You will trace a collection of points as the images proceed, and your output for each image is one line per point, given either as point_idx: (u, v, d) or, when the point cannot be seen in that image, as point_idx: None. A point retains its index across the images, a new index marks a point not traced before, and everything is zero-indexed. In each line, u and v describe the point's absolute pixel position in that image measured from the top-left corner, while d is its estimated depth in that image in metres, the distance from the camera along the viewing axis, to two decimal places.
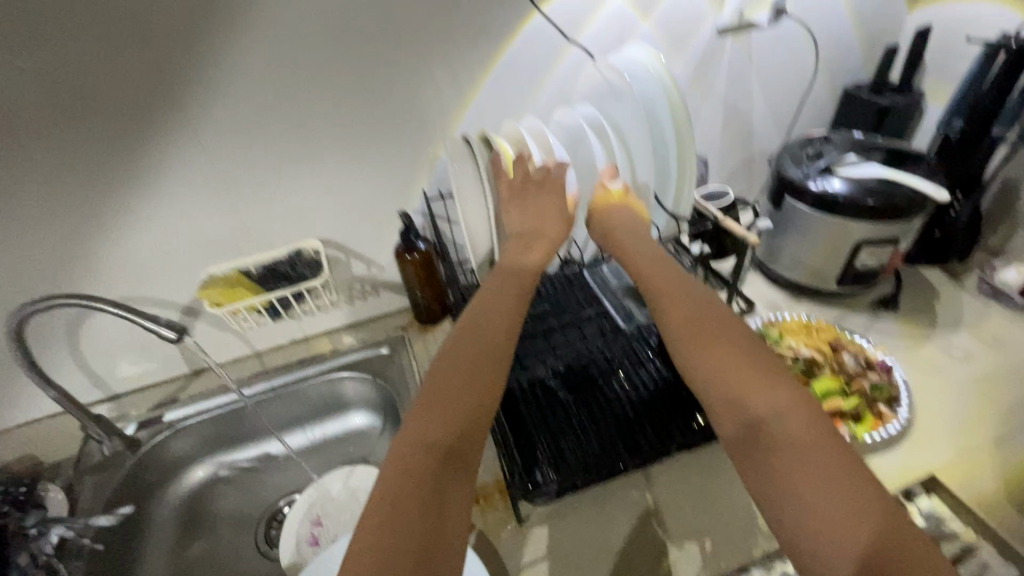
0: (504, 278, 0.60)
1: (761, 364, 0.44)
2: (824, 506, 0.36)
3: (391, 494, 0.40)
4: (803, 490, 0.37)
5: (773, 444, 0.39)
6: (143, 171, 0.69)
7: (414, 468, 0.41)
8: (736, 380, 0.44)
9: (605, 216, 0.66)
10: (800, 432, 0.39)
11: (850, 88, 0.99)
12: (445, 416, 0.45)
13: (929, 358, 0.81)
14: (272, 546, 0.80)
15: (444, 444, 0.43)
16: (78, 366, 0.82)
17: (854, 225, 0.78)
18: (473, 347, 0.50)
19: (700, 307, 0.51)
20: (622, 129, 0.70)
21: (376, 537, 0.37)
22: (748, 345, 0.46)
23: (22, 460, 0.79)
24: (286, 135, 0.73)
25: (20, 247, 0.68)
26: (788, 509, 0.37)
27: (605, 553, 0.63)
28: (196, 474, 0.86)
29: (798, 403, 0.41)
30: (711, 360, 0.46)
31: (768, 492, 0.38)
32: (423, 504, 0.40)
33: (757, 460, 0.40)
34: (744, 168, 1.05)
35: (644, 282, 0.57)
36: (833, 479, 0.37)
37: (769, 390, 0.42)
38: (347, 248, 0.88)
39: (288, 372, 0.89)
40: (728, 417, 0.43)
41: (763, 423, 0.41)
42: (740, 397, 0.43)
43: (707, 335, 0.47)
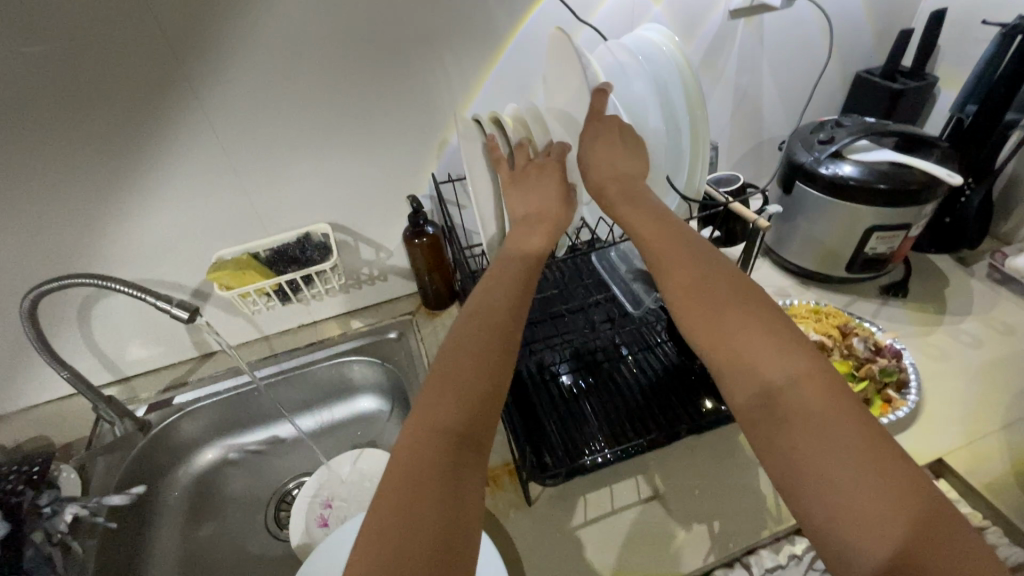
0: (505, 261, 0.60)
1: (774, 332, 0.44)
2: (843, 476, 0.36)
3: (405, 476, 0.40)
4: (822, 461, 0.37)
5: (789, 415, 0.40)
6: (154, 153, 0.68)
7: (427, 451, 0.42)
8: (749, 352, 0.44)
9: (599, 166, 0.62)
10: (816, 401, 0.40)
11: (861, 73, 0.98)
12: (455, 398, 0.45)
13: (939, 344, 0.81)
14: (282, 527, 0.81)
15: (456, 427, 0.44)
16: (88, 348, 0.82)
17: (866, 209, 0.78)
18: (480, 328, 0.50)
19: (710, 277, 0.50)
20: (633, 109, 0.69)
21: (393, 519, 0.38)
22: (760, 312, 0.46)
23: (34, 440, 0.80)
24: (297, 118, 0.73)
25: (32, 228, 0.68)
26: (806, 480, 0.38)
27: (615, 533, 0.63)
28: (206, 457, 0.87)
29: (813, 372, 0.41)
30: (722, 332, 0.46)
31: (784, 464, 0.39)
32: (437, 486, 0.40)
33: (773, 431, 0.40)
34: (753, 154, 1.05)
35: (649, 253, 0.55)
36: (853, 447, 0.37)
37: (783, 360, 0.43)
38: (356, 232, 0.88)
39: (298, 356, 0.90)
40: (743, 389, 0.43)
41: (778, 394, 0.41)
42: (758, 375, 0.43)
43: (716, 306, 0.47)
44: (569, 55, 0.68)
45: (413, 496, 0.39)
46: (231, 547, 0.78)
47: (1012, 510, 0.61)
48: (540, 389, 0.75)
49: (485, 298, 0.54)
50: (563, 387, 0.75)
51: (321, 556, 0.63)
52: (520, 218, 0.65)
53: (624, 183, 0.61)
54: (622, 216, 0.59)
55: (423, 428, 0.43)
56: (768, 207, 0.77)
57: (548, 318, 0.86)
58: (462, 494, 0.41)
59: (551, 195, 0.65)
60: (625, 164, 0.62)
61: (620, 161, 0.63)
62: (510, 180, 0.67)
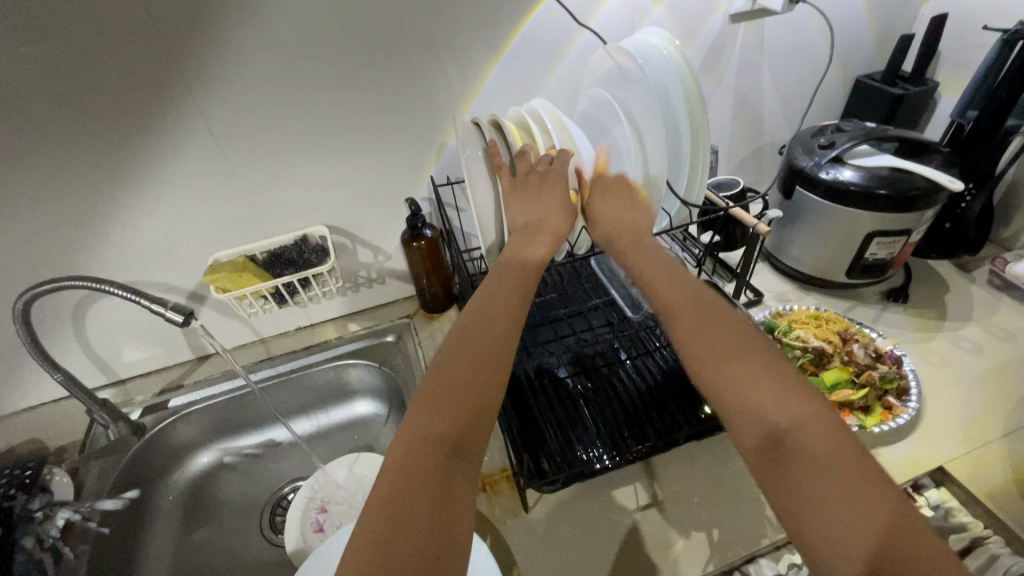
0: (506, 271, 0.59)
1: (779, 375, 0.44)
2: (850, 520, 0.35)
3: (396, 489, 0.39)
4: (829, 504, 0.37)
5: (796, 457, 0.40)
6: (150, 154, 0.68)
7: (420, 460, 0.41)
8: (754, 392, 0.44)
9: (603, 217, 0.65)
10: (823, 445, 0.39)
11: (862, 78, 0.98)
12: (452, 409, 0.44)
13: (939, 350, 0.80)
14: (277, 532, 0.80)
15: (449, 439, 0.43)
16: (82, 351, 0.81)
17: (867, 214, 0.77)
18: (480, 342, 0.50)
19: (714, 316, 0.51)
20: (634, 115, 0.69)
21: (384, 530, 0.37)
22: (765, 355, 0.46)
23: (28, 443, 0.79)
24: (295, 120, 0.72)
25: (24, 229, 0.67)
26: (813, 525, 0.37)
27: (614, 541, 0.62)
28: (201, 461, 0.86)
29: (818, 416, 0.41)
30: (728, 372, 0.46)
31: (792, 506, 0.38)
32: (428, 497, 0.39)
33: (779, 472, 0.40)
34: (753, 158, 1.04)
35: (654, 291, 0.56)
36: (860, 492, 0.36)
37: (789, 402, 0.42)
38: (353, 235, 0.87)
39: (295, 359, 0.90)
40: (749, 429, 0.43)
41: (784, 435, 0.41)
42: (759, 409, 0.43)
43: (720, 343, 0.48)
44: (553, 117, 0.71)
45: (403, 506, 0.38)
46: (226, 553, 0.77)
47: (1015, 519, 0.60)
48: (538, 394, 0.75)
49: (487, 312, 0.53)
50: (561, 391, 0.75)
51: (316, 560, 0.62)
52: (519, 226, 0.63)
53: (630, 228, 0.64)
54: (628, 259, 0.61)
55: (416, 437, 0.43)
56: (769, 212, 0.77)
57: (547, 322, 0.86)
58: (454, 507, 0.40)
59: (553, 204, 0.64)
60: (630, 217, 0.65)
61: (622, 215, 0.65)
62: (511, 186, 0.65)
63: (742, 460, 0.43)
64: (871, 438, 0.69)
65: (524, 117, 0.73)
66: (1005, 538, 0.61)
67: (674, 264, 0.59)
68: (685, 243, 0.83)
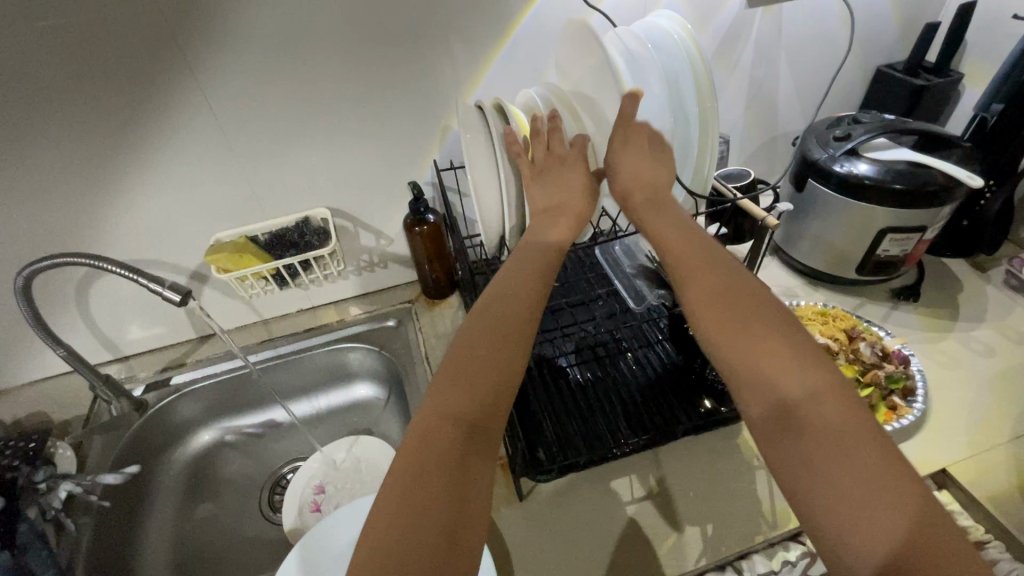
0: (526, 252, 0.58)
1: (796, 347, 0.43)
2: (856, 498, 0.35)
3: (416, 468, 0.39)
4: (835, 477, 0.36)
5: (806, 429, 0.39)
6: (150, 133, 0.67)
7: (439, 439, 0.41)
8: (767, 364, 0.42)
9: (626, 178, 0.61)
10: (834, 417, 0.39)
11: (883, 68, 0.95)
12: (471, 390, 0.44)
13: (948, 350, 0.79)
14: (275, 510, 0.81)
15: (469, 421, 0.42)
16: (86, 328, 0.82)
17: (880, 210, 0.75)
18: (495, 319, 0.49)
19: (733, 285, 0.48)
20: None
21: (399, 506, 0.37)
22: (782, 326, 0.45)
23: (33, 416, 0.81)
24: (297, 101, 0.71)
25: (27, 205, 0.68)
26: (816, 496, 0.37)
27: (606, 533, 0.62)
28: (202, 438, 0.88)
29: (833, 389, 0.40)
30: (740, 341, 0.44)
31: (800, 482, 0.38)
32: (445, 478, 0.39)
33: (787, 446, 0.39)
34: (766, 149, 1.02)
35: (669, 259, 0.54)
36: (868, 466, 0.36)
37: (802, 373, 0.41)
38: (356, 218, 0.86)
39: (296, 341, 0.90)
40: (757, 400, 0.42)
41: (796, 408, 0.40)
42: (773, 384, 0.41)
43: (737, 315, 0.46)
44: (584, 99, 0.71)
45: (420, 486, 0.38)
46: (224, 530, 0.79)
47: (1015, 525, 0.59)
48: (536, 382, 0.74)
49: (500, 290, 0.52)
50: (561, 380, 0.75)
51: (326, 533, 0.61)
52: (540, 211, 0.63)
53: (650, 190, 0.60)
54: (645, 225, 0.58)
55: (435, 417, 0.42)
56: (779, 204, 0.75)
57: (547, 311, 0.85)
58: (468, 488, 0.39)
59: (574, 188, 0.63)
60: (654, 176, 0.61)
61: (648, 171, 0.61)
62: (530, 172, 0.65)
63: (749, 431, 0.42)
64: None
65: (531, 102, 0.71)
66: (1005, 543, 0.60)
67: (693, 228, 0.56)
68: None
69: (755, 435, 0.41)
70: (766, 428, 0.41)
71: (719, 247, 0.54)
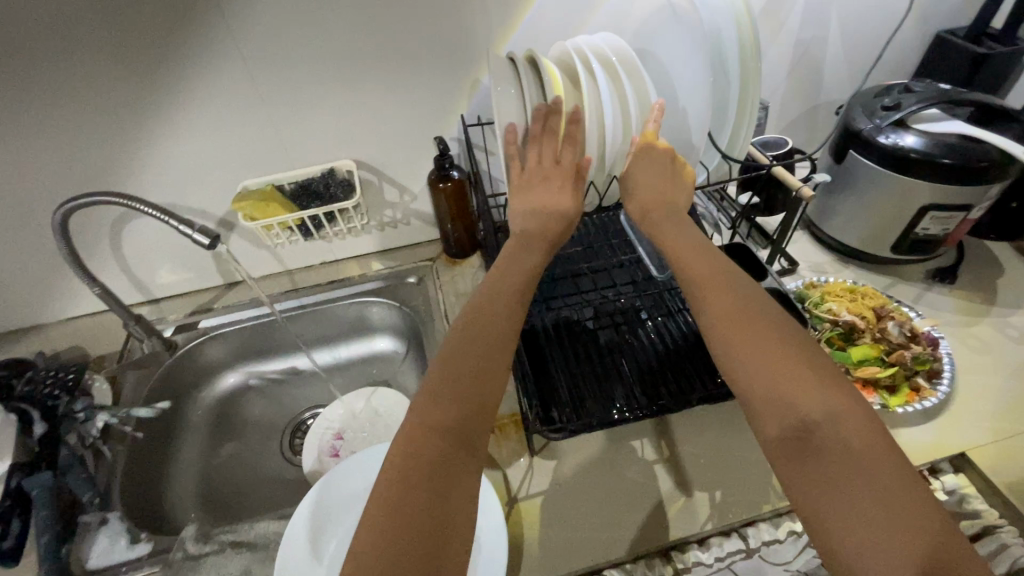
0: (510, 261, 0.57)
1: (814, 369, 0.42)
2: (875, 518, 0.35)
3: (401, 471, 0.40)
4: (852, 498, 0.36)
5: (823, 451, 0.39)
6: (180, 76, 0.67)
7: (424, 450, 0.41)
8: (783, 382, 0.42)
9: (638, 192, 0.60)
10: (854, 437, 0.38)
11: (943, 34, 0.89)
12: (458, 400, 0.44)
13: (981, 335, 0.76)
14: (296, 453, 0.84)
15: (456, 431, 0.42)
16: (119, 268, 0.85)
17: (925, 185, 0.72)
18: (491, 328, 0.49)
19: (747, 303, 0.48)
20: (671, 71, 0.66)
21: (387, 510, 0.38)
22: (798, 345, 0.44)
23: (73, 349, 0.85)
24: (326, 50, 0.70)
25: (64, 144, 0.69)
26: (833, 518, 0.36)
27: (614, 492, 0.63)
28: (227, 381, 0.91)
29: (851, 411, 0.40)
30: (756, 358, 0.44)
31: (820, 502, 0.37)
32: (431, 490, 0.39)
33: (804, 467, 0.39)
34: (806, 118, 0.97)
35: (681, 275, 0.53)
36: (886, 488, 0.36)
37: (820, 394, 0.41)
38: (381, 172, 0.86)
39: (318, 292, 0.91)
40: (775, 420, 0.41)
41: (813, 427, 0.40)
42: (790, 401, 0.41)
43: (750, 333, 0.45)
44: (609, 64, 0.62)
45: (405, 494, 0.38)
46: (248, 468, 0.83)
47: None
48: (554, 345, 0.74)
49: (496, 301, 0.52)
50: (579, 345, 0.74)
51: (344, 474, 0.63)
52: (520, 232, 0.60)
53: (663, 203, 0.59)
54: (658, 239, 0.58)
55: (422, 424, 0.42)
56: (817, 175, 0.72)
57: (568, 275, 0.84)
58: (455, 493, 0.40)
59: (554, 198, 0.61)
60: (670, 195, 0.60)
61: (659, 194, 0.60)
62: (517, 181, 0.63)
63: (765, 452, 0.41)
64: (892, 418, 0.67)
65: (564, 56, 0.65)
66: (1018, 528, 0.59)
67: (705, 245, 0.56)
68: (721, 203, 0.80)
69: (771, 456, 0.41)
70: (783, 447, 0.40)
71: (733, 263, 0.53)
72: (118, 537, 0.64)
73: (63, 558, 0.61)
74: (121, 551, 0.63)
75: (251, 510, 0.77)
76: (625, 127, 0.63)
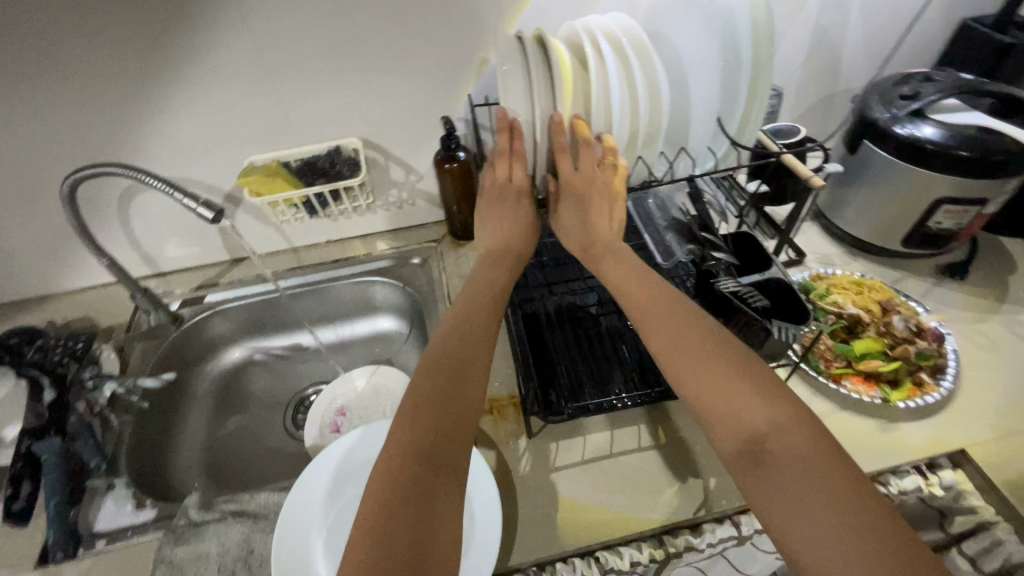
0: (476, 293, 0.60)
1: (762, 384, 0.44)
2: (829, 522, 0.36)
3: (383, 484, 0.41)
4: (808, 507, 0.37)
5: (778, 460, 0.40)
6: (186, 46, 0.67)
7: (399, 462, 0.43)
8: (734, 398, 0.44)
9: (573, 228, 0.64)
10: (802, 445, 0.40)
11: (968, 21, 0.86)
12: (429, 416, 0.46)
13: (988, 332, 0.75)
14: (298, 428, 0.86)
15: (427, 441, 0.44)
16: (127, 241, 0.86)
17: (941, 178, 0.70)
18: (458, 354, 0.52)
19: (693, 326, 0.50)
20: (681, 55, 0.65)
21: (371, 520, 0.39)
22: (745, 361, 0.46)
23: (81, 319, 0.86)
24: (334, 25, 0.69)
25: (71, 114, 0.69)
26: (794, 533, 0.37)
27: (608, 476, 0.64)
28: (233, 355, 0.92)
29: (799, 419, 0.42)
30: (705, 377, 0.46)
31: (779, 514, 0.38)
32: (410, 506, 0.40)
33: (760, 479, 0.40)
34: (822, 106, 0.95)
35: (629, 303, 0.56)
36: (838, 494, 0.37)
37: (768, 407, 0.43)
38: (387, 150, 0.85)
39: (323, 270, 0.92)
40: (730, 437, 0.43)
41: (765, 440, 0.41)
42: (740, 417, 0.43)
43: (700, 354, 0.47)
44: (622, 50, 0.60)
45: (385, 503, 0.40)
46: (252, 440, 0.84)
47: None
48: (555, 328, 0.75)
49: (460, 330, 0.55)
50: (580, 330, 0.75)
51: (344, 450, 0.64)
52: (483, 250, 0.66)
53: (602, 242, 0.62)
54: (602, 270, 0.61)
55: (396, 441, 0.44)
56: (828, 164, 0.71)
57: (573, 260, 0.83)
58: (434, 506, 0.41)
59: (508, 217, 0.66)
60: (599, 221, 0.62)
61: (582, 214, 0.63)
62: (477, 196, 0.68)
63: (726, 470, 0.43)
64: (892, 413, 0.66)
65: (574, 35, 0.63)
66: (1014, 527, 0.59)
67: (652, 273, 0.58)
68: (731, 190, 0.78)
69: (730, 472, 0.42)
70: (740, 462, 0.42)
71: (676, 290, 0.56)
72: (125, 501, 0.66)
73: (72, 520, 0.63)
74: (127, 516, 0.64)
75: (253, 482, 0.79)
76: (633, 111, 0.61)
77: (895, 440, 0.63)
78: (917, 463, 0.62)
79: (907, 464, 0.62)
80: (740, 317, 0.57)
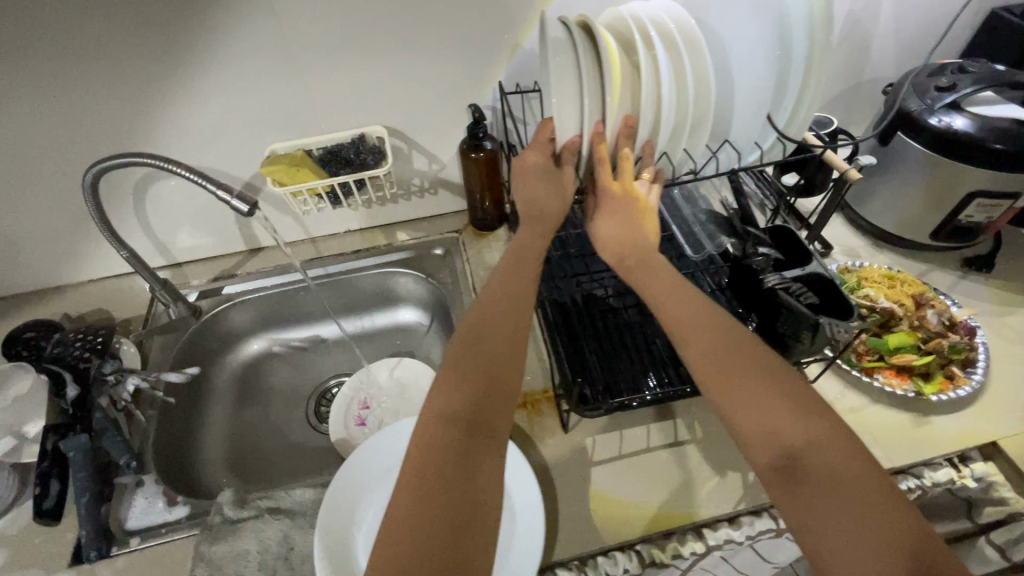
0: (511, 269, 0.57)
1: (796, 398, 0.44)
2: (865, 539, 0.36)
3: (415, 473, 0.40)
4: (840, 524, 0.37)
5: (812, 475, 0.40)
6: (211, 29, 0.64)
7: (435, 444, 0.41)
8: (768, 411, 0.43)
9: (610, 241, 0.61)
10: (838, 461, 0.40)
11: (1000, 11, 0.85)
12: (467, 392, 0.44)
13: (1016, 326, 0.76)
14: (321, 420, 0.85)
15: (460, 423, 0.43)
16: (143, 231, 0.84)
17: (977, 171, 0.70)
18: (483, 345, 0.48)
19: (728, 335, 0.49)
20: (726, 44, 0.63)
21: (404, 511, 0.38)
22: (780, 374, 0.46)
23: (97, 311, 0.84)
24: (363, 9, 0.66)
25: (88, 101, 0.66)
26: (831, 550, 0.37)
27: (646, 472, 0.64)
28: (252, 347, 0.91)
29: (834, 435, 0.41)
30: (742, 387, 0.45)
31: (816, 531, 0.38)
32: (443, 495, 0.39)
33: (796, 494, 0.40)
34: (848, 95, 0.94)
35: (661, 315, 0.54)
36: (873, 514, 0.37)
37: (802, 422, 0.42)
38: (410, 139, 0.83)
39: (345, 261, 0.90)
40: (762, 449, 0.42)
41: (800, 456, 0.41)
42: (775, 430, 0.42)
43: (734, 364, 0.47)
44: (673, 43, 0.58)
45: (421, 488, 0.39)
46: (273, 434, 0.83)
47: None
48: (585, 321, 0.74)
49: (480, 308, 0.52)
50: (611, 323, 0.74)
51: (378, 447, 0.62)
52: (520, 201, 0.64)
53: (639, 252, 0.59)
54: (639, 281, 0.58)
55: (430, 414, 0.43)
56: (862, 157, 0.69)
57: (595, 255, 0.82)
58: (469, 513, 0.39)
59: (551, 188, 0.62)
60: (635, 234, 0.59)
61: (628, 231, 0.59)
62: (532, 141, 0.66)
63: (759, 482, 0.42)
64: (924, 406, 0.67)
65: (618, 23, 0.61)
66: None
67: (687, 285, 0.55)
68: (762, 184, 0.78)
69: (763, 484, 0.42)
70: (774, 477, 0.41)
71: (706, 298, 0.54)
72: (155, 498, 0.65)
73: (102, 517, 0.62)
74: (159, 514, 0.64)
75: (276, 475, 0.78)
76: (680, 97, 0.58)
77: (929, 434, 0.64)
78: (950, 455, 0.63)
79: (940, 457, 0.63)
80: (786, 312, 0.57)
